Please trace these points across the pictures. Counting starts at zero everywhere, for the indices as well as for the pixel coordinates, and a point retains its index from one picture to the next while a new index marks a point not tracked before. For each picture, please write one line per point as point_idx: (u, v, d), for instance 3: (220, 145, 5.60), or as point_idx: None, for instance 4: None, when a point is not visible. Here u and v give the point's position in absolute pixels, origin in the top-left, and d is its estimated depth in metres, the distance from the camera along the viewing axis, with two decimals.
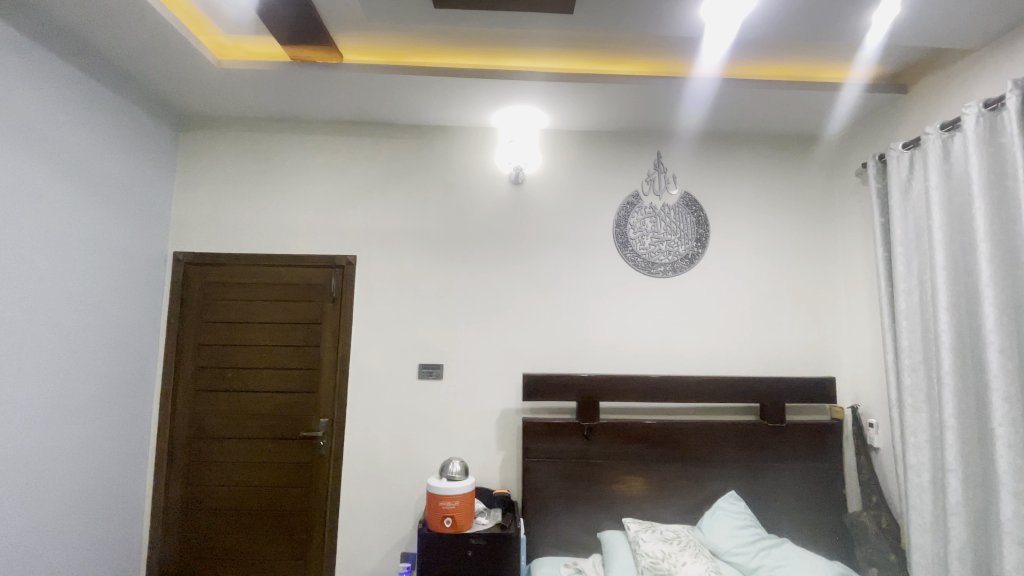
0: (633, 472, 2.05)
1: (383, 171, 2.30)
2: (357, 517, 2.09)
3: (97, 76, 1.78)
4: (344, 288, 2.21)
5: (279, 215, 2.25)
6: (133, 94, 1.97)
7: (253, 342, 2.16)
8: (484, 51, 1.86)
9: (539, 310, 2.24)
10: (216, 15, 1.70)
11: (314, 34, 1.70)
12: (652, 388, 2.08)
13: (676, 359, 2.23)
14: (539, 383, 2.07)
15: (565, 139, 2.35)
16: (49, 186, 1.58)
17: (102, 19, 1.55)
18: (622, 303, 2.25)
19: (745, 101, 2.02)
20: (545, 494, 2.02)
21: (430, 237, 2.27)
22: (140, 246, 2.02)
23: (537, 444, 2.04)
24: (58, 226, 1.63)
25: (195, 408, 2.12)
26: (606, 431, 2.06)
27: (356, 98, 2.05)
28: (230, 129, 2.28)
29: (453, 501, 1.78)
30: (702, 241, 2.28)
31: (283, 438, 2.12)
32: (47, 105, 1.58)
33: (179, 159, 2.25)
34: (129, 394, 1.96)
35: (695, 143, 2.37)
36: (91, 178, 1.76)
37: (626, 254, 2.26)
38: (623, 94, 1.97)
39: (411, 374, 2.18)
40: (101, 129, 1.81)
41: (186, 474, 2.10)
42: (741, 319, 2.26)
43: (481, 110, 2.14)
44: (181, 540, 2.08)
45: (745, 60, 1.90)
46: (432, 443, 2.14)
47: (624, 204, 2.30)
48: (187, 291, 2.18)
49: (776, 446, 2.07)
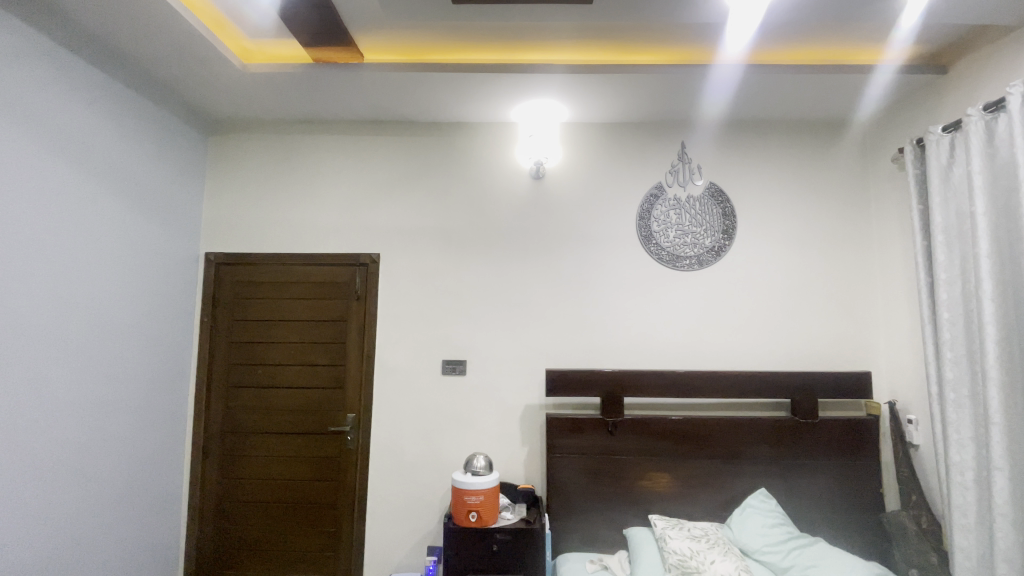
0: (658, 469, 2.02)
1: (403, 169, 2.31)
2: (383, 509, 2.13)
3: (129, 83, 1.84)
4: (368, 285, 2.24)
5: (303, 215, 2.29)
6: (164, 99, 2.03)
7: (281, 340, 2.21)
8: (502, 45, 1.85)
9: (561, 306, 2.22)
10: (240, 20, 1.73)
11: (335, 34, 1.73)
12: (678, 384, 2.05)
13: (702, 353, 2.18)
14: (562, 378, 2.05)
15: (585, 131, 2.32)
16: (83, 190, 1.64)
17: (131, 25, 1.60)
18: (645, 297, 2.22)
19: (771, 87, 1.95)
20: (569, 490, 2.01)
21: (452, 235, 2.28)
22: (173, 246, 2.09)
23: (560, 440, 2.03)
24: (92, 230, 1.68)
25: (228, 404, 2.20)
26: (630, 426, 2.04)
27: (376, 97, 2.07)
28: (256, 131, 2.33)
29: (478, 496, 1.79)
30: (729, 233, 2.22)
31: (312, 432, 2.17)
32: (83, 113, 1.64)
33: (208, 161, 2.32)
34: (166, 389, 2.04)
35: (721, 132, 2.30)
36: (124, 182, 1.82)
37: (650, 247, 2.23)
38: (645, 84, 1.93)
39: (434, 370, 2.20)
40: (134, 134, 1.87)
41: (221, 466, 2.17)
42: (770, 312, 2.20)
43: (500, 105, 2.13)
44: (216, 530, 2.15)
45: (770, 45, 1.84)
46: (456, 439, 2.16)
47: (648, 196, 2.26)
48: (218, 290, 2.25)
49: (806, 443, 2.02)
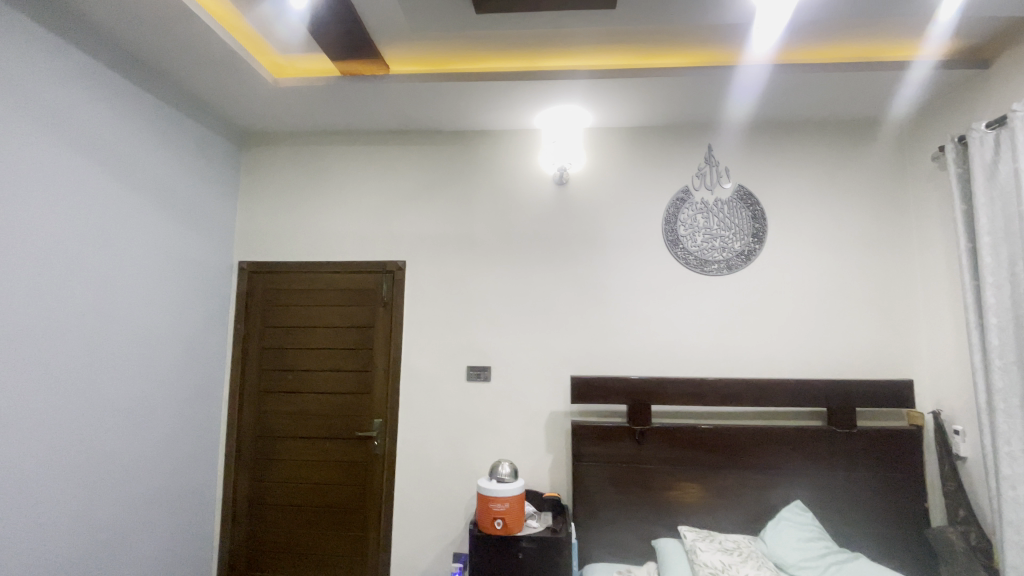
0: (687, 478, 1.97)
1: (428, 177, 2.34)
2: (410, 515, 2.14)
3: (168, 99, 1.93)
4: (394, 292, 2.27)
5: (332, 223, 2.34)
6: (201, 115, 2.12)
7: (311, 346, 2.26)
8: (525, 53, 1.86)
9: (586, 312, 2.21)
10: (272, 37, 1.80)
11: (363, 47, 1.77)
12: (707, 391, 2.00)
13: (732, 360, 2.13)
14: (588, 385, 2.03)
15: (609, 136, 2.31)
16: (126, 203, 1.72)
17: (171, 45, 1.68)
18: (672, 303, 2.18)
19: (801, 87, 1.91)
20: (596, 500, 1.98)
21: (476, 241, 2.29)
22: (209, 256, 2.17)
23: (587, 448, 2.01)
24: (133, 241, 1.76)
25: (260, 409, 2.25)
26: (659, 434, 2.00)
27: (402, 108, 2.11)
28: (286, 143, 2.40)
29: (504, 504, 1.78)
30: (759, 236, 2.17)
31: (340, 437, 2.20)
32: (125, 129, 1.72)
33: (242, 173, 2.40)
34: (201, 393, 2.11)
35: (749, 134, 2.25)
36: (164, 194, 1.90)
37: (677, 252, 2.19)
38: (670, 88, 1.91)
39: (459, 376, 2.21)
40: (173, 148, 1.95)
41: (253, 470, 2.23)
42: (803, 317, 2.13)
43: (524, 112, 2.14)
44: (248, 532, 2.20)
45: (799, 44, 1.79)
46: (481, 445, 2.16)
47: (674, 200, 2.23)
48: (251, 297, 2.31)
49: (844, 454, 1.94)
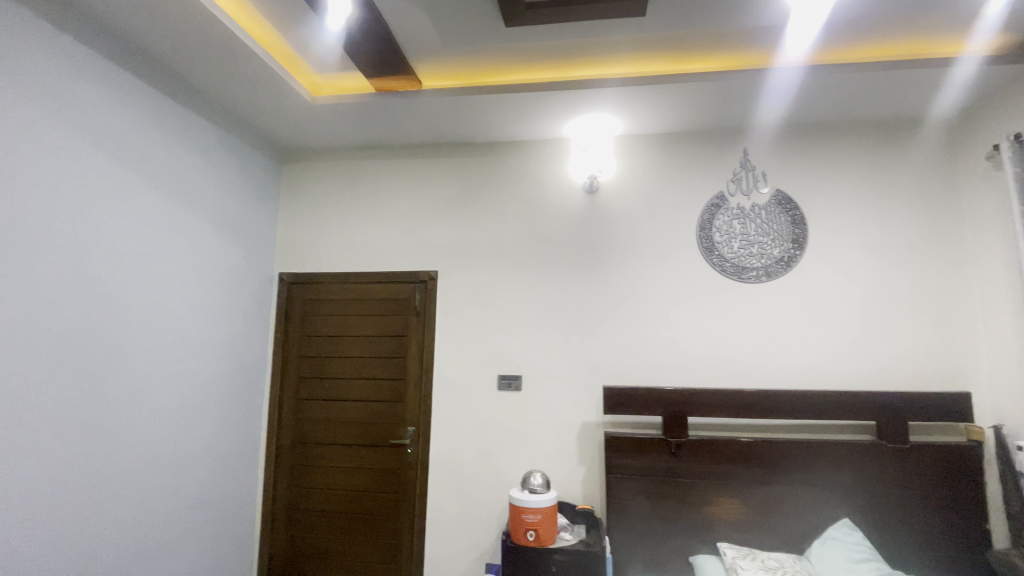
0: (726, 493, 1.91)
1: (460, 188, 2.37)
2: (442, 524, 2.15)
3: (214, 119, 2.03)
4: (427, 301, 2.30)
5: (366, 235, 2.40)
6: (243, 133, 2.22)
7: (346, 355, 2.31)
8: (554, 63, 1.87)
9: (618, 321, 2.18)
10: (310, 57, 1.87)
11: (396, 64, 1.82)
12: (745, 403, 1.94)
13: (771, 370, 2.06)
14: (621, 396, 2.00)
15: (641, 143, 2.28)
16: (174, 219, 1.82)
17: (217, 67, 1.77)
18: (708, 311, 2.13)
19: (840, 87, 1.84)
20: (630, 513, 1.94)
21: (507, 251, 2.30)
22: (250, 268, 2.26)
23: (620, 459, 1.97)
24: (181, 255, 1.85)
25: (299, 416, 2.31)
26: (695, 447, 1.95)
27: (433, 121, 2.15)
28: (324, 158, 2.49)
29: (536, 515, 1.77)
30: (799, 242, 2.10)
31: (374, 445, 2.24)
32: (174, 149, 1.82)
33: (282, 188, 2.50)
34: (243, 400, 2.19)
35: (787, 137, 2.19)
36: (209, 209, 1.99)
37: (713, 259, 2.14)
38: (702, 93, 1.88)
39: (491, 385, 2.21)
40: (217, 165, 2.05)
41: (291, 476, 2.29)
42: (848, 325, 2.04)
43: (553, 122, 2.15)
44: (287, 537, 2.26)
45: (837, 44, 1.73)
46: (513, 455, 2.15)
47: (709, 206, 2.18)
48: (290, 307, 2.39)
49: (895, 471, 1.84)
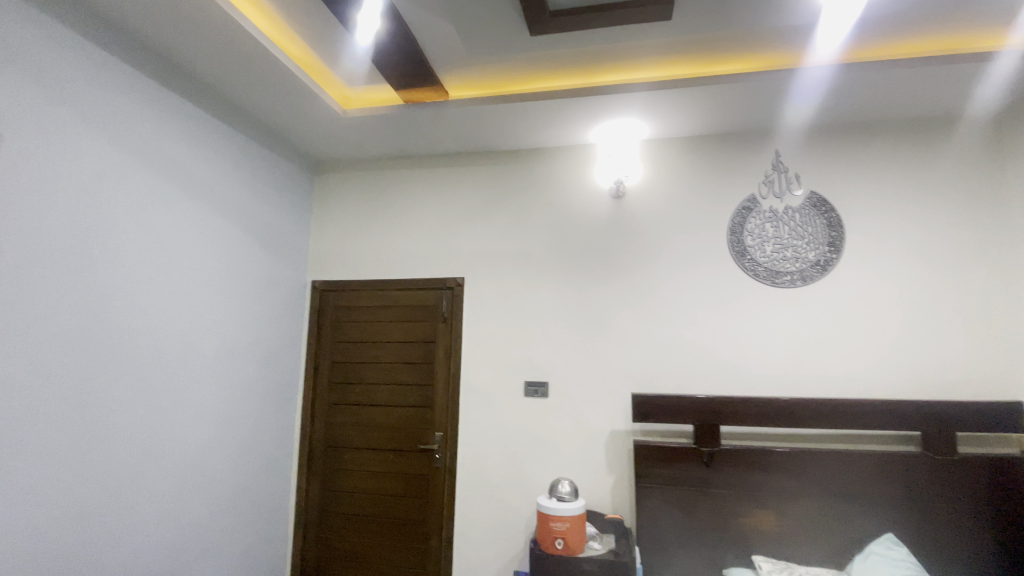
0: (761, 505, 1.86)
1: (486, 195, 2.39)
2: (470, 530, 2.16)
3: (250, 134, 2.11)
4: (454, 307, 2.33)
5: (395, 243, 2.44)
6: (277, 146, 2.30)
7: (376, 360, 2.36)
8: (579, 70, 1.87)
9: (646, 327, 2.15)
10: (340, 71, 1.92)
11: (423, 75, 1.85)
12: (780, 411, 1.88)
13: (807, 378, 1.99)
14: (650, 403, 1.97)
15: (668, 146, 2.25)
16: (212, 230, 1.89)
17: (252, 83, 1.84)
18: (739, 317, 2.08)
19: (876, 85, 1.78)
20: (661, 523, 1.91)
21: (533, 257, 2.30)
22: (284, 276, 2.33)
23: (649, 468, 1.94)
24: (219, 264, 1.92)
25: (330, 420, 2.37)
26: (727, 457, 1.90)
27: (459, 130, 2.17)
28: (354, 168, 2.55)
29: (564, 523, 1.76)
30: (836, 245, 2.03)
31: (403, 450, 2.27)
32: (212, 164, 1.90)
33: (314, 198, 2.57)
34: (277, 405, 2.25)
35: (822, 137, 2.12)
36: (245, 220, 2.07)
37: (744, 263, 2.09)
38: (731, 95, 1.85)
39: (517, 392, 2.22)
40: (253, 178, 2.13)
41: (323, 479, 2.34)
42: (889, 332, 1.96)
43: (579, 127, 2.14)
44: (319, 539, 2.30)
45: (872, 41, 1.68)
46: (540, 462, 2.14)
47: (739, 210, 2.13)
48: (322, 314, 2.45)
49: (942, 485, 1.76)
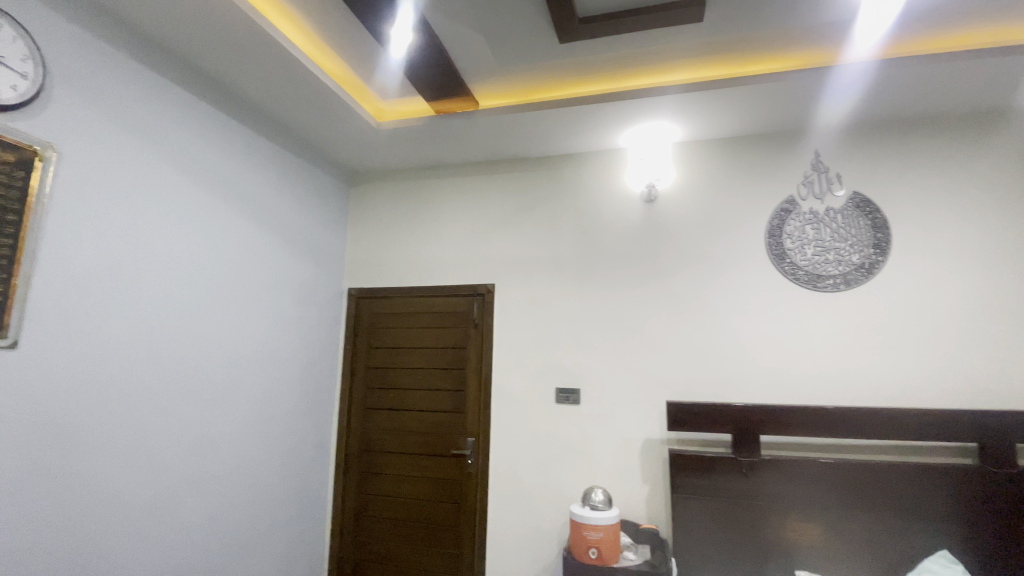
0: (805, 518, 1.79)
1: (516, 202, 2.40)
2: (503, 536, 2.16)
3: (289, 147, 2.20)
4: (485, 314, 2.34)
5: (427, 250, 2.48)
6: (315, 159, 2.38)
7: (409, 366, 2.40)
8: (609, 75, 1.86)
9: (680, 333, 2.11)
10: (374, 84, 1.97)
11: (454, 85, 1.88)
12: (823, 421, 1.81)
13: (852, 387, 1.91)
14: (685, 411, 1.93)
15: (701, 149, 2.21)
16: (254, 240, 1.97)
17: (291, 99, 1.91)
18: (779, 323, 2.01)
19: (924, 80, 1.70)
20: (698, 535, 1.86)
21: (564, 263, 2.29)
22: (322, 284, 2.40)
23: (686, 478, 1.90)
24: (260, 273, 2.00)
25: (366, 425, 2.42)
26: (767, 467, 1.84)
27: (489, 138, 2.19)
28: (387, 178, 2.61)
29: (599, 532, 1.74)
30: (882, 247, 1.94)
31: (436, 455, 2.29)
32: (255, 177, 1.98)
33: (349, 208, 2.64)
34: (315, 410, 2.32)
35: (865, 135, 2.03)
36: (284, 231, 2.15)
37: (783, 267, 2.03)
38: (767, 95, 1.80)
39: (549, 398, 2.21)
40: (292, 190, 2.21)
41: (359, 482, 2.38)
42: (942, 338, 1.85)
43: (609, 132, 2.13)
44: (355, 541, 2.35)
45: (919, 33, 1.60)
46: (572, 469, 2.13)
47: (778, 212, 2.07)
48: (358, 320, 2.52)
49: (1005, 501, 1.65)
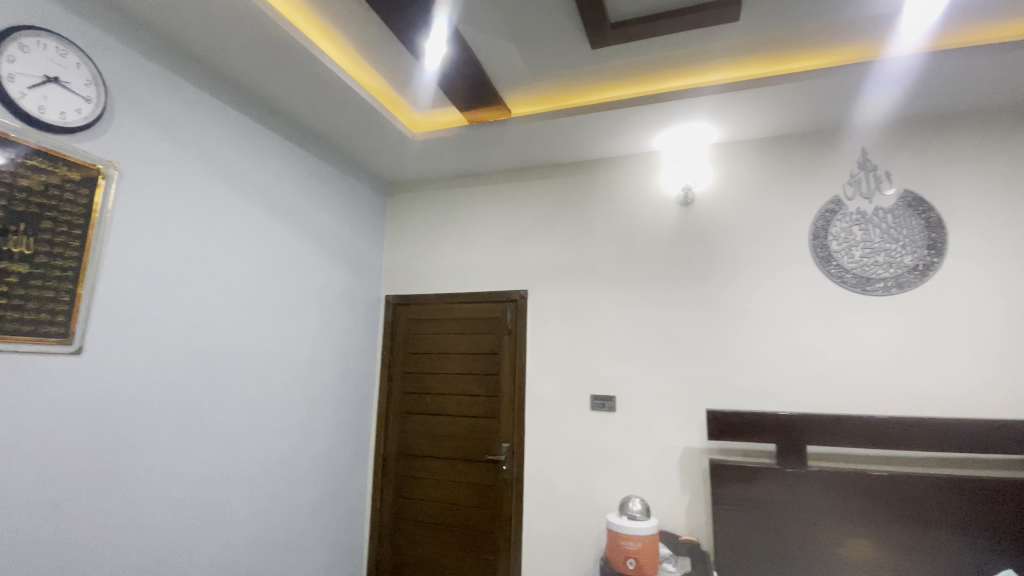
0: (856, 534, 1.70)
1: (549, 207, 2.40)
2: (538, 544, 2.14)
3: (330, 160, 2.27)
4: (518, 320, 2.34)
5: (460, 257, 2.51)
6: (354, 170, 2.45)
7: (444, 372, 2.42)
8: (643, 78, 1.84)
9: (720, 339, 2.05)
10: (409, 97, 2.02)
11: (487, 95, 1.90)
12: (875, 432, 1.72)
13: (907, 396, 1.80)
14: (726, 419, 1.88)
15: (739, 150, 2.15)
16: (297, 250, 2.05)
17: (331, 114, 1.98)
18: (825, 328, 1.93)
19: (982, 71, 1.60)
20: (741, 548, 1.80)
21: (598, 268, 2.27)
22: (360, 291, 2.46)
23: (727, 488, 1.84)
24: (302, 282, 2.07)
25: (402, 429, 2.46)
26: (815, 479, 1.76)
27: (522, 146, 2.20)
28: (422, 186, 2.66)
29: (637, 543, 1.70)
30: (937, 248, 1.84)
31: (471, 460, 2.30)
32: (297, 190, 2.06)
33: (387, 216, 2.71)
34: (354, 414, 2.37)
35: (917, 130, 1.93)
36: (325, 240, 2.22)
37: (829, 270, 1.94)
38: (809, 92, 1.74)
39: (584, 405, 2.19)
40: (332, 200, 2.28)
41: (396, 486, 2.42)
42: (1008, 344, 1.73)
43: (643, 135, 2.10)
44: (393, 545, 2.39)
45: (976, 22, 1.51)
46: (608, 477, 2.10)
47: (822, 213, 1.99)
48: (394, 327, 2.57)
49: None
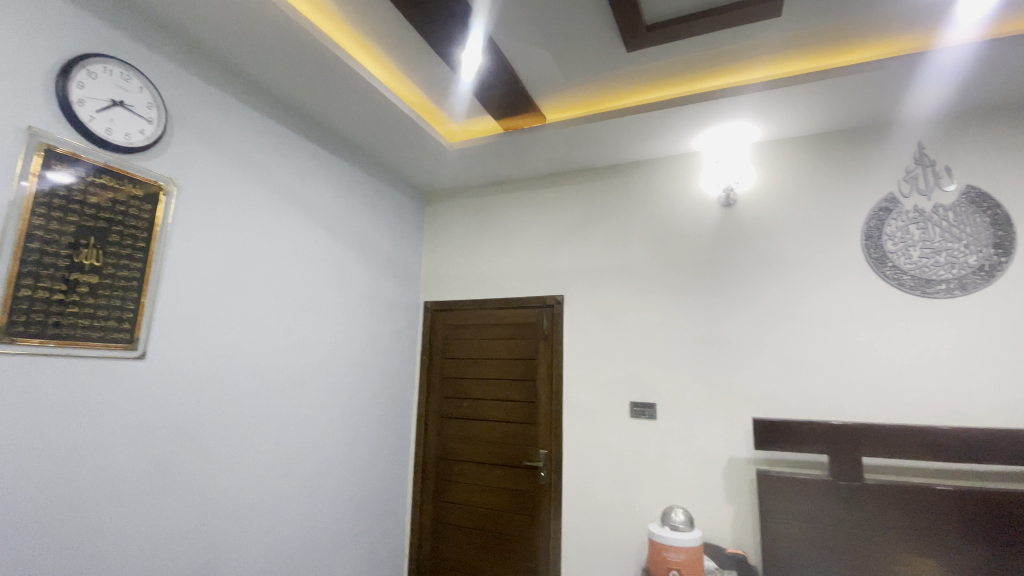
0: (919, 553, 1.59)
1: (585, 212, 2.39)
2: (578, 552, 2.12)
3: (371, 170, 2.34)
4: (555, 325, 2.34)
5: (497, 263, 2.53)
6: (393, 180, 2.51)
7: (482, 377, 2.44)
8: (680, 79, 1.81)
9: (766, 344, 1.98)
10: (446, 107, 2.06)
11: (522, 102, 1.91)
12: (939, 444, 1.61)
13: (975, 406, 1.68)
14: (774, 428, 1.81)
15: (784, 148, 2.08)
16: (340, 259, 2.11)
17: (371, 126, 2.04)
18: (881, 333, 1.83)
19: None
20: (791, 562, 1.72)
21: (636, 273, 2.24)
22: (400, 298, 2.51)
23: (776, 500, 1.77)
24: (345, 289, 2.14)
25: (441, 434, 2.49)
26: (872, 493, 1.66)
27: (557, 151, 2.20)
28: (459, 194, 2.70)
29: (680, 554, 1.66)
30: (1005, 247, 1.71)
31: (509, 466, 2.31)
32: (340, 200, 2.13)
33: (425, 224, 2.76)
34: (395, 418, 2.42)
35: (982, 121, 1.80)
36: (366, 249, 2.28)
37: (884, 271, 1.85)
38: (859, 86, 1.66)
39: (624, 411, 2.15)
40: (373, 210, 2.35)
41: (436, 490, 2.45)
42: None
43: (682, 137, 2.06)
44: (432, 548, 2.41)
45: None
46: (649, 486, 2.05)
47: (875, 211, 1.89)
48: (433, 332, 2.61)
49: None
